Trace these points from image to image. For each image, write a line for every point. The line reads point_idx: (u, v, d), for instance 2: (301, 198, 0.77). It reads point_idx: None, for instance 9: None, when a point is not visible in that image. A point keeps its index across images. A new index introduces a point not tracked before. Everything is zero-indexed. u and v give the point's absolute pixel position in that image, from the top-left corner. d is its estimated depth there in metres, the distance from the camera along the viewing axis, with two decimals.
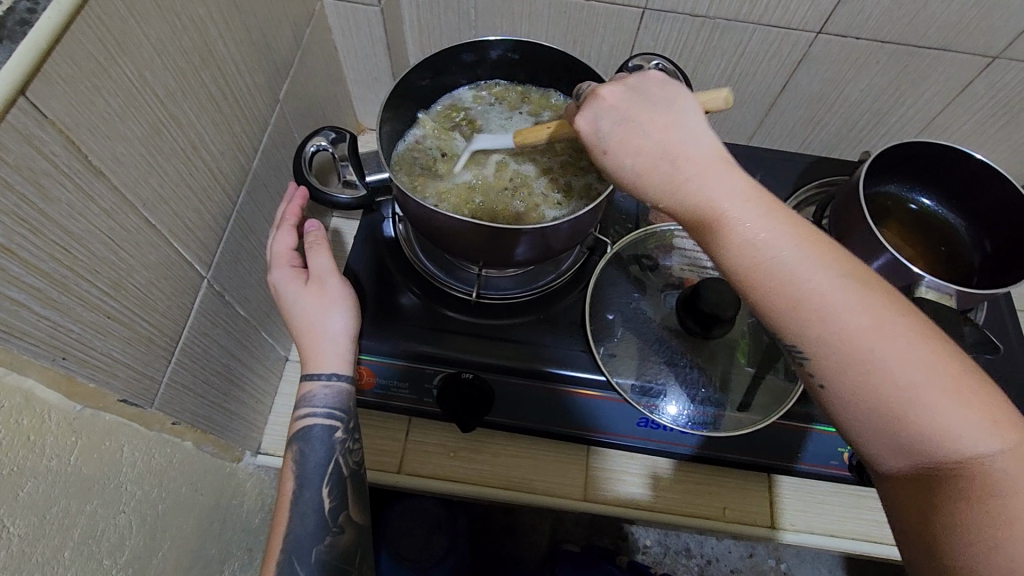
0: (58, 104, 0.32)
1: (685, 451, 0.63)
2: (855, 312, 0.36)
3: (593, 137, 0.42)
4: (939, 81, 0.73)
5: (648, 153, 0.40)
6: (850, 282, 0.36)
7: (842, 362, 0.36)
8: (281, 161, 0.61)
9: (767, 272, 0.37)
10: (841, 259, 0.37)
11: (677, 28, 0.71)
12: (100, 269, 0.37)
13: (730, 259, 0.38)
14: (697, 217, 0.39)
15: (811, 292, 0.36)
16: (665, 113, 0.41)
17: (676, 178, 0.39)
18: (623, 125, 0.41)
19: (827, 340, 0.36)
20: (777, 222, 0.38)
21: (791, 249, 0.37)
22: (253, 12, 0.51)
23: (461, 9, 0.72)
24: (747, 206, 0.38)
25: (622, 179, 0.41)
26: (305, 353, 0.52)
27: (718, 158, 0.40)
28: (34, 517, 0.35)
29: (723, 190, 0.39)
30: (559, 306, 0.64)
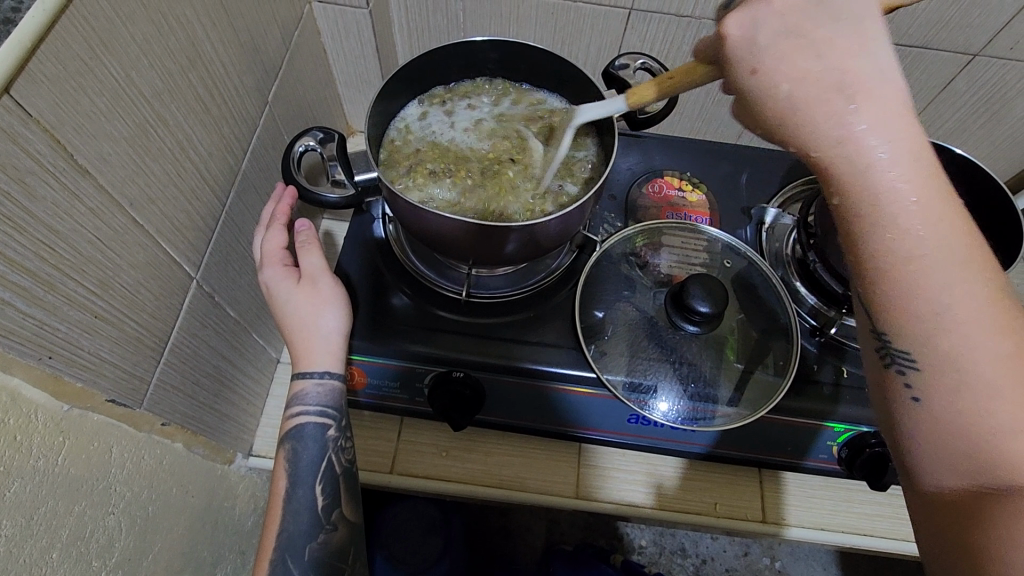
0: (43, 102, 0.32)
1: (701, 448, 0.64)
2: (987, 328, 0.34)
3: (745, 51, 0.39)
4: (922, 78, 0.74)
5: (806, 86, 0.37)
6: (992, 302, 0.35)
7: (948, 372, 0.35)
8: (271, 162, 0.61)
9: (909, 262, 0.35)
10: (993, 280, 0.36)
11: (664, 28, 0.71)
12: (87, 269, 0.37)
13: (868, 223, 0.36)
14: (839, 163, 0.37)
15: (946, 293, 0.35)
16: (849, 46, 0.37)
17: (841, 116, 0.36)
18: (792, 45, 0.37)
19: (945, 343, 0.35)
20: (940, 209, 0.36)
21: (945, 242, 0.35)
22: (241, 13, 0.51)
23: (450, 11, 0.72)
24: (918, 182, 0.36)
25: (769, 105, 0.39)
26: (297, 351, 0.52)
27: (898, 113, 0.36)
28: (22, 517, 0.35)
29: (891, 146, 0.36)
30: (549, 305, 0.65)
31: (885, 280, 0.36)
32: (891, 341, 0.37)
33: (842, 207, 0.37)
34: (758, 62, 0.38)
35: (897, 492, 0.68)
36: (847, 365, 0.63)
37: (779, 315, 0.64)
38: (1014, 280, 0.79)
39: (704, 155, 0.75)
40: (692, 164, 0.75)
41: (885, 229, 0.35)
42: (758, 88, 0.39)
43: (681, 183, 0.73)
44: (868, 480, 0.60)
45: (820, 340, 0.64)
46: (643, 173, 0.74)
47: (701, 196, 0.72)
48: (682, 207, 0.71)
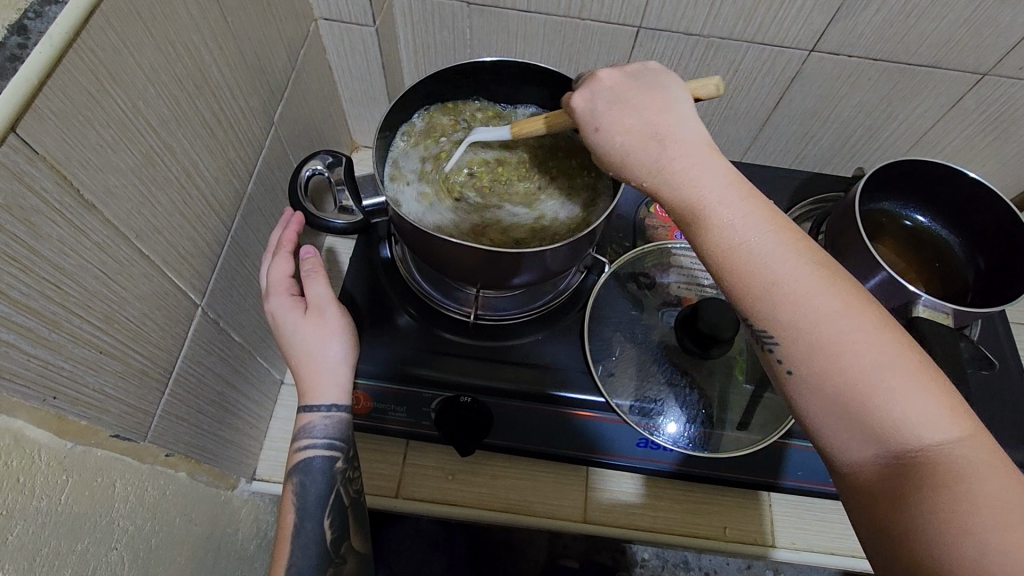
0: (49, 139, 0.31)
1: (667, 467, 0.63)
2: (817, 293, 0.37)
3: (588, 115, 0.44)
4: (931, 96, 0.73)
5: (632, 129, 0.42)
6: (813, 267, 0.38)
7: (804, 342, 0.37)
8: (276, 183, 0.61)
9: (735, 251, 0.39)
10: (814, 251, 0.39)
11: (672, 46, 0.71)
12: (92, 304, 0.36)
13: (698, 227, 0.40)
14: (666, 185, 0.41)
15: (773, 268, 0.38)
16: (652, 95, 0.43)
17: (659, 152, 0.41)
18: (617, 106, 0.43)
19: (789, 317, 0.37)
20: (754, 210, 0.39)
21: (762, 228, 0.39)
22: (247, 35, 0.51)
23: (456, 28, 0.72)
24: (725, 185, 0.40)
25: (608, 155, 0.43)
26: (303, 383, 0.51)
27: (699, 140, 0.42)
28: (24, 561, 0.34)
29: (698, 164, 0.41)
30: (557, 326, 0.64)
31: (726, 272, 0.39)
32: (753, 325, 0.39)
33: (683, 221, 0.41)
34: (597, 120, 0.44)
35: None
36: None
37: None
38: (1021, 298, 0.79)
39: None
40: None
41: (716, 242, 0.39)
42: (598, 140, 0.43)
43: None
44: None
45: None
46: None
47: None
48: None
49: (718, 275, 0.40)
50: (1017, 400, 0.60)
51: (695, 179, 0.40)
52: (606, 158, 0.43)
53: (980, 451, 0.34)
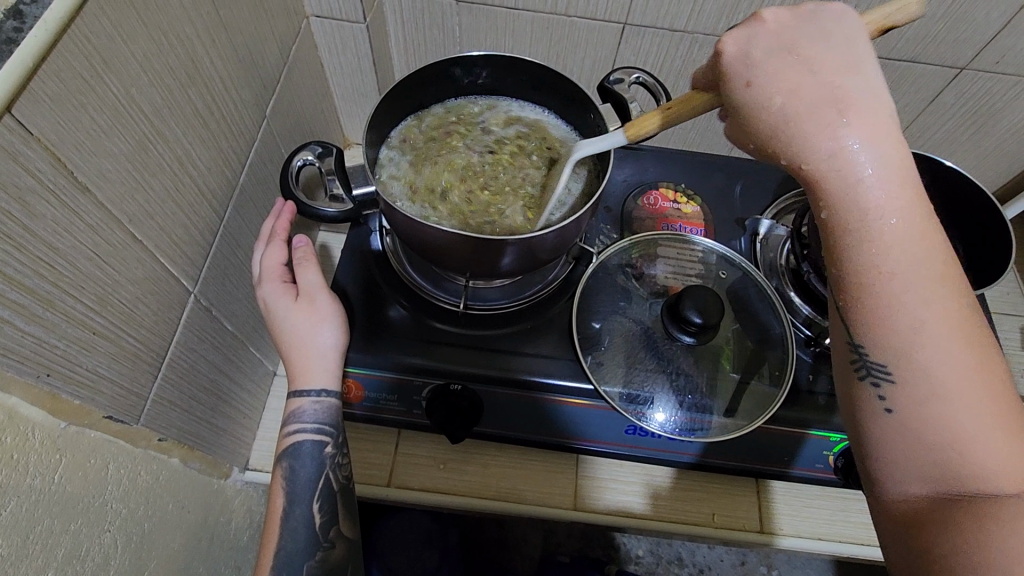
0: (44, 121, 0.32)
1: (689, 459, 0.64)
2: (953, 339, 0.36)
3: (744, 73, 0.42)
4: (910, 91, 0.75)
5: (802, 101, 0.40)
6: (962, 316, 0.37)
7: (925, 380, 0.36)
8: (268, 176, 0.62)
9: (885, 271, 0.37)
10: (963, 299, 0.37)
11: (657, 43, 0.72)
12: (86, 285, 0.37)
13: (842, 220, 0.39)
14: (827, 166, 0.39)
15: (915, 302, 0.37)
16: (842, 67, 0.40)
17: (834, 125, 0.39)
18: (788, 66, 0.41)
19: (922, 351, 0.36)
20: (914, 229, 0.38)
21: (914, 251, 0.37)
22: (239, 28, 0.52)
23: (446, 26, 0.73)
24: (895, 191, 0.38)
25: (763, 117, 0.41)
26: (294, 369, 0.52)
27: (881, 130, 0.39)
28: (18, 537, 0.35)
29: (870, 156, 0.39)
30: (545, 316, 0.65)
31: (864, 281, 0.38)
32: (868, 351, 0.39)
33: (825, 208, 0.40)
34: (753, 76, 0.41)
35: None
36: None
37: (774, 326, 0.65)
38: (1001, 289, 0.80)
39: (698, 167, 0.76)
40: (687, 175, 0.75)
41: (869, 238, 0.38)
42: (755, 104, 0.41)
43: (675, 195, 0.73)
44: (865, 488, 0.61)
45: (814, 350, 0.64)
46: (637, 185, 0.74)
47: (696, 208, 0.72)
48: (677, 219, 0.72)
49: (849, 273, 0.38)
50: None
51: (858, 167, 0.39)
52: (759, 122, 0.42)
53: None
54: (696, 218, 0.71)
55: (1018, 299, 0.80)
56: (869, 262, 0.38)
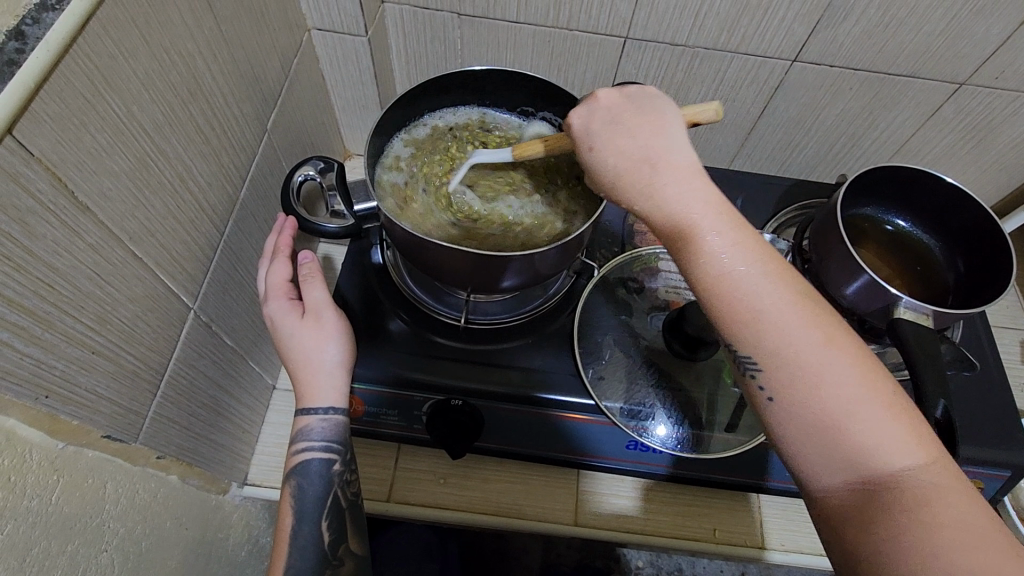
0: (45, 142, 0.32)
1: (661, 470, 0.64)
2: (800, 324, 0.37)
3: (584, 135, 0.45)
4: (910, 105, 0.75)
5: (630, 151, 0.42)
6: (802, 301, 0.37)
7: (790, 370, 0.36)
8: (269, 190, 0.61)
9: (724, 278, 0.38)
10: (801, 285, 0.38)
11: (658, 56, 0.72)
12: (86, 305, 0.37)
13: (675, 242, 0.40)
14: (657, 205, 0.41)
15: (759, 297, 0.37)
16: (644, 122, 0.43)
17: (652, 178, 0.41)
18: (611, 128, 0.44)
19: (775, 343, 0.37)
20: (742, 237, 0.39)
21: (743, 252, 0.39)
22: (240, 43, 0.52)
23: (447, 39, 0.73)
24: (714, 214, 0.40)
25: (602, 175, 0.43)
26: (301, 386, 0.52)
27: (686, 167, 0.42)
28: (14, 560, 0.34)
29: (683, 187, 0.41)
30: (547, 330, 0.65)
31: (709, 295, 0.39)
32: (738, 350, 0.38)
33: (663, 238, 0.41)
34: (592, 138, 0.44)
35: None
36: None
37: None
38: (1002, 302, 0.80)
39: None
40: None
41: (706, 262, 0.39)
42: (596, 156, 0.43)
43: None
44: None
45: None
46: None
47: None
48: None
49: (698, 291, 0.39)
50: (1001, 400, 0.61)
51: (673, 200, 0.40)
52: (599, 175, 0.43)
53: (942, 475, 0.34)
54: None
55: (1019, 313, 0.79)
56: (708, 275, 0.38)
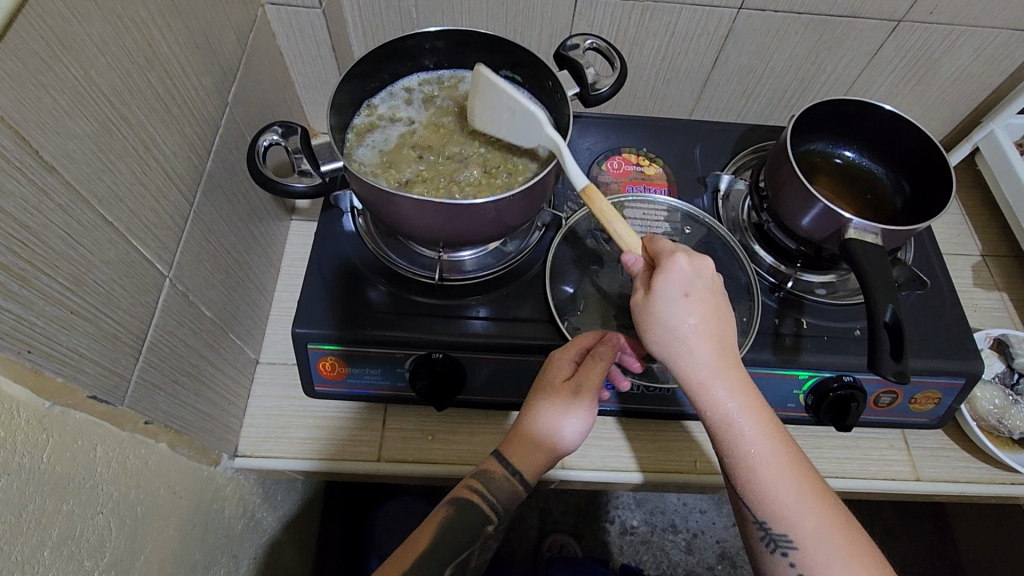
0: (5, 99, 0.33)
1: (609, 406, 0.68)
2: (817, 522, 0.48)
3: (665, 294, 0.47)
4: (854, 46, 0.78)
5: (704, 337, 0.48)
6: (813, 491, 0.49)
7: (812, 550, 0.48)
8: (236, 163, 0.62)
9: (754, 466, 0.49)
10: (813, 477, 0.50)
11: (610, 12, 0.74)
12: (60, 264, 0.37)
13: (721, 428, 0.49)
14: (705, 389, 0.49)
15: (784, 490, 0.49)
16: (725, 314, 0.50)
17: (714, 372, 0.48)
18: (695, 294, 0.48)
19: (797, 530, 0.48)
20: (772, 440, 0.49)
21: (774, 452, 0.49)
22: (194, 14, 0.52)
23: (402, 7, 0.74)
24: (755, 416, 0.49)
25: (671, 340, 0.48)
26: (521, 448, 0.55)
27: (732, 362, 0.49)
28: (11, 515, 0.35)
29: (731, 385, 0.49)
30: (520, 282, 0.66)
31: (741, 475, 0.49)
32: (772, 529, 0.49)
33: (709, 419, 0.50)
34: (690, 290, 0.47)
35: (865, 435, 0.70)
36: (806, 316, 0.65)
37: (740, 276, 0.66)
38: (952, 231, 0.84)
39: (657, 130, 0.78)
40: (648, 140, 0.77)
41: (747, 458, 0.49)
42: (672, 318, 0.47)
43: (638, 158, 0.75)
44: (835, 423, 0.63)
45: (779, 296, 0.66)
46: (602, 152, 0.76)
47: (658, 169, 0.75)
48: (641, 180, 0.74)
49: (735, 470, 0.50)
50: (953, 314, 0.64)
51: (718, 393, 0.49)
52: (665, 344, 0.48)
53: None
54: (658, 179, 0.73)
55: (968, 240, 0.84)
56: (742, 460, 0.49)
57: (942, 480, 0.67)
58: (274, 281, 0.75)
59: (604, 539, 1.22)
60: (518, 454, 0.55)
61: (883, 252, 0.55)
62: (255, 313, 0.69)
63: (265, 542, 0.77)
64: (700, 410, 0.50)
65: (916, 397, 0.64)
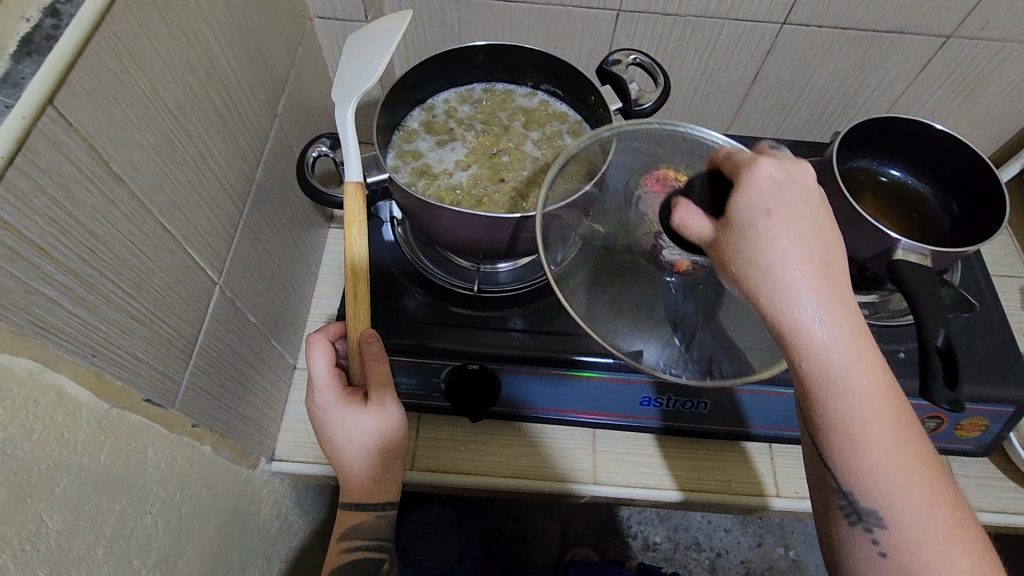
0: (82, 114, 0.34)
1: (650, 424, 0.67)
2: (918, 497, 0.39)
3: (762, 199, 0.38)
4: (899, 63, 0.77)
5: (800, 261, 0.38)
6: (919, 468, 0.39)
7: (909, 536, 0.39)
8: (282, 173, 0.64)
9: (851, 425, 0.39)
10: (919, 449, 0.40)
11: (651, 27, 0.74)
12: (123, 272, 0.38)
13: (812, 375, 0.39)
14: (797, 328, 0.38)
15: (887, 464, 0.39)
16: (833, 243, 0.40)
17: (804, 306, 0.38)
18: (798, 209, 0.39)
19: (898, 514, 0.39)
20: (877, 399, 0.39)
21: (877, 412, 0.39)
22: (249, 28, 0.54)
23: (445, 22, 0.75)
24: (856, 368, 0.38)
25: (764, 253, 0.38)
26: (362, 488, 0.56)
27: (839, 299, 0.38)
28: (70, 513, 0.37)
29: (835, 326, 0.38)
30: (557, 295, 0.67)
31: (832, 436, 0.39)
32: (858, 501, 0.40)
33: (797, 364, 0.39)
34: (775, 207, 0.38)
35: None
36: None
37: None
38: (999, 251, 0.82)
39: None
40: None
41: (842, 417, 0.39)
42: (760, 240, 0.38)
43: None
44: None
45: None
46: None
47: None
48: None
49: (825, 427, 0.40)
50: (1002, 338, 0.62)
51: (814, 332, 0.38)
52: (739, 270, 0.38)
53: None
54: None
55: (1016, 261, 0.81)
56: (839, 418, 0.39)
57: (987, 509, 0.65)
58: (312, 288, 0.76)
59: (625, 554, 1.20)
60: (370, 491, 0.56)
61: (934, 273, 0.53)
62: (295, 320, 0.71)
63: (295, 545, 0.78)
64: (790, 355, 0.39)
65: (961, 423, 0.62)
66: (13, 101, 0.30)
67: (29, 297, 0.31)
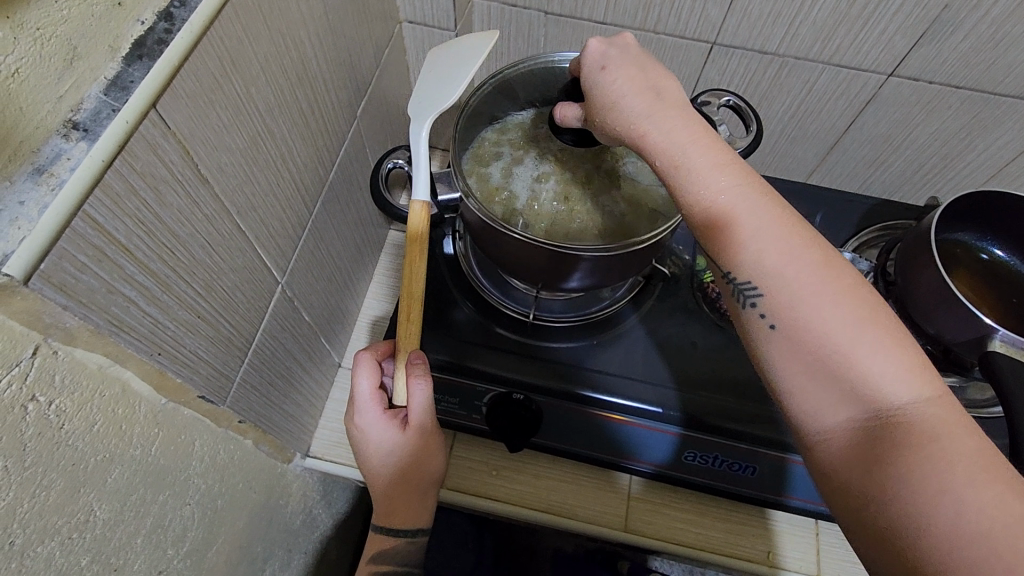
0: (180, 117, 0.34)
1: (693, 478, 0.64)
2: (791, 254, 0.39)
3: (593, 59, 0.49)
4: (1014, 129, 0.71)
5: (633, 90, 0.45)
6: (795, 239, 0.40)
7: (787, 295, 0.38)
8: (353, 174, 0.64)
9: (711, 194, 0.41)
10: (783, 209, 0.41)
11: (745, 64, 0.71)
12: (196, 272, 0.39)
13: (667, 169, 0.43)
14: (639, 133, 0.44)
15: (748, 217, 0.40)
16: (662, 73, 0.47)
17: (642, 116, 0.44)
18: (627, 58, 0.48)
19: (783, 298, 0.38)
20: (726, 171, 0.42)
21: (731, 178, 0.41)
22: (342, 32, 0.54)
23: (532, 36, 0.74)
24: (705, 152, 0.42)
25: (599, 96, 0.47)
26: (395, 509, 0.56)
27: (672, 105, 0.45)
28: (118, 503, 0.37)
29: (671, 124, 0.43)
30: (611, 332, 0.64)
31: (696, 218, 0.42)
32: (736, 278, 0.40)
33: (656, 169, 0.44)
34: (605, 62, 0.48)
35: None
36: None
37: None
38: None
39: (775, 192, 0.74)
40: None
41: (701, 197, 0.41)
42: (599, 87, 0.47)
43: None
44: None
45: None
46: None
47: None
48: None
49: (688, 214, 0.42)
50: None
51: (653, 131, 0.43)
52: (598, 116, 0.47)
53: (942, 410, 0.34)
54: None
55: None
56: (696, 195, 0.41)
57: None
58: (365, 288, 0.76)
59: None
60: (401, 515, 0.57)
61: None
62: (346, 318, 0.71)
63: (317, 538, 0.79)
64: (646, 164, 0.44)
65: None
66: (120, 104, 0.30)
67: (109, 297, 0.31)
